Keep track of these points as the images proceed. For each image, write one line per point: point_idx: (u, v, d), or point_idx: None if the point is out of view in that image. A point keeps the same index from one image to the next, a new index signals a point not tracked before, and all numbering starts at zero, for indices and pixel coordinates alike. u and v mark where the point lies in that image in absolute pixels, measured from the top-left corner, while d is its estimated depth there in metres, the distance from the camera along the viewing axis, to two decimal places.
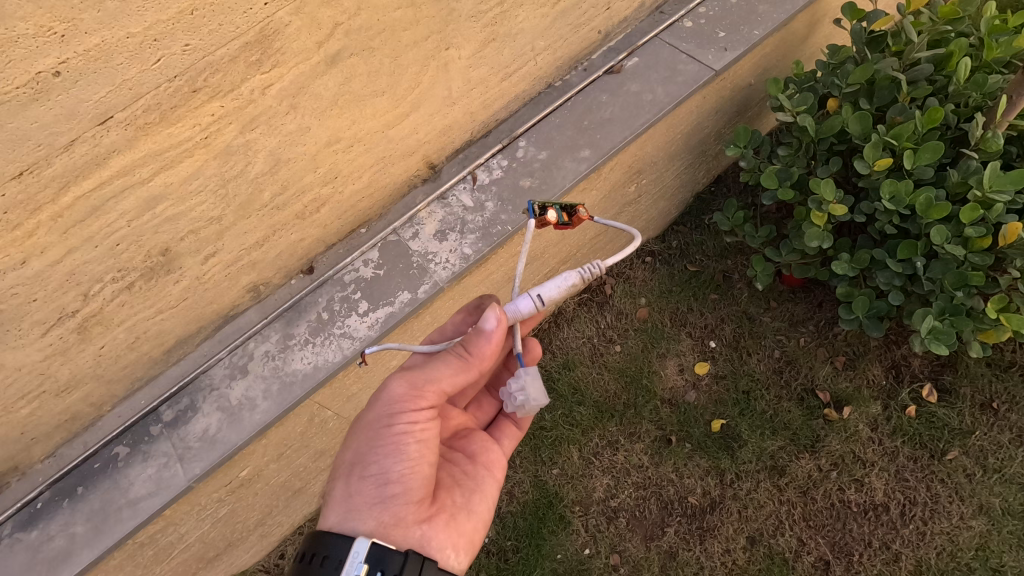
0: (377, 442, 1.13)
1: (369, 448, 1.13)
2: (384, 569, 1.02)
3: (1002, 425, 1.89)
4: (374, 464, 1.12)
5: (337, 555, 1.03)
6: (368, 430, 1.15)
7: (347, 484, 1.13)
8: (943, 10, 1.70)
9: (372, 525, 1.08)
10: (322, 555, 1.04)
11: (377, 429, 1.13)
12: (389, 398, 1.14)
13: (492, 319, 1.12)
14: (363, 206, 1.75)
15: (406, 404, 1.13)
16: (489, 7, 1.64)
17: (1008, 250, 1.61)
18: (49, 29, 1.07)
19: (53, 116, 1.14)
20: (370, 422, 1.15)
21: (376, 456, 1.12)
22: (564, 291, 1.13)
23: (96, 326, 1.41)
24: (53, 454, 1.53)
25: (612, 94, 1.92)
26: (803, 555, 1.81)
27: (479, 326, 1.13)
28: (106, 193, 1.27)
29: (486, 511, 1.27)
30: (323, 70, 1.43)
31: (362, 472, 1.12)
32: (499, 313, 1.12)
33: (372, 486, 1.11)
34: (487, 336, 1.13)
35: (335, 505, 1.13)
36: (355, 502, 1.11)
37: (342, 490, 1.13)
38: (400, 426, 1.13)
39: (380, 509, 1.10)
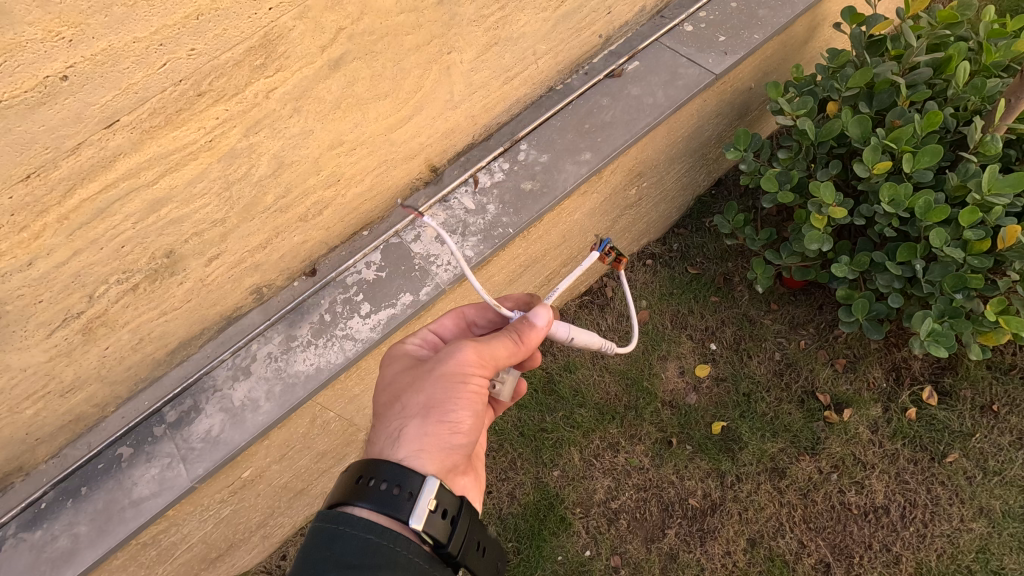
0: (452, 393, 1.12)
1: (445, 397, 1.11)
2: (445, 509, 1.02)
3: (1003, 428, 1.89)
4: (451, 413, 1.11)
5: (403, 486, 1.00)
6: (443, 380, 1.12)
7: (419, 426, 1.10)
8: (942, 14, 1.71)
9: (439, 467, 1.09)
10: (393, 483, 1.00)
11: (454, 383, 1.12)
12: (464, 356, 1.13)
13: (543, 316, 1.17)
14: (365, 208, 1.76)
15: (482, 366, 1.14)
16: (491, 12, 1.66)
17: (1007, 253, 1.61)
18: (57, 34, 1.08)
19: (60, 119, 1.15)
20: (444, 373, 1.13)
21: (452, 407, 1.11)
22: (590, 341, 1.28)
23: (101, 327, 1.42)
24: (57, 454, 1.54)
25: (613, 98, 1.94)
26: (803, 557, 1.81)
27: (530, 317, 1.18)
28: (111, 196, 1.28)
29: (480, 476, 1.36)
30: (326, 74, 1.44)
31: (439, 417, 1.11)
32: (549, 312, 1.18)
33: (444, 432, 1.11)
34: (538, 329, 1.17)
35: (401, 444, 1.09)
36: (425, 444, 1.09)
37: (411, 430, 1.11)
38: (473, 384, 1.14)
39: (445, 454, 1.11)
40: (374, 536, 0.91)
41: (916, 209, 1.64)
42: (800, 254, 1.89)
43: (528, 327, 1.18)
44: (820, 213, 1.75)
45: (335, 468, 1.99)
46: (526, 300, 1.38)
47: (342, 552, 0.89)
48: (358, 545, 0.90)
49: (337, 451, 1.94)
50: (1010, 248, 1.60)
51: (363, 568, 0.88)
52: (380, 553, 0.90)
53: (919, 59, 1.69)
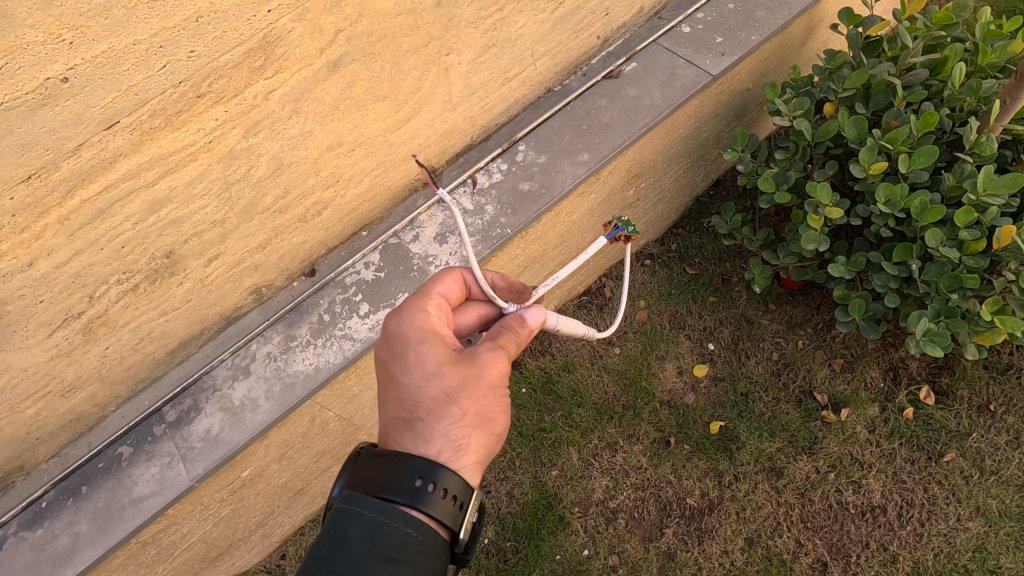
0: (502, 401, 1.10)
1: (499, 407, 1.09)
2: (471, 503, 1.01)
3: (1000, 427, 1.90)
4: (498, 421, 1.09)
5: (443, 483, 0.97)
6: (496, 389, 1.08)
7: (479, 437, 1.05)
8: (938, 15, 1.71)
9: (485, 475, 1.08)
10: (433, 480, 0.96)
11: (501, 391, 1.10)
12: (512, 366, 1.11)
13: (535, 315, 1.18)
14: (364, 209, 1.77)
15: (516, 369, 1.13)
16: (489, 13, 1.67)
17: (1002, 253, 1.62)
18: (58, 36, 1.09)
19: (61, 120, 1.16)
20: (498, 381, 1.09)
21: (502, 416, 1.09)
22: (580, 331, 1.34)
23: (101, 327, 1.43)
24: (58, 454, 1.55)
25: (611, 98, 1.95)
26: (800, 556, 1.81)
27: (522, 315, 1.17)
28: (112, 197, 1.30)
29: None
30: (325, 75, 1.45)
31: (490, 427, 1.08)
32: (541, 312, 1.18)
33: (494, 441, 1.09)
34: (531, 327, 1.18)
35: (465, 458, 1.03)
36: (481, 456, 1.06)
37: (473, 441, 1.04)
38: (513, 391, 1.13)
39: (489, 461, 1.10)
40: (413, 531, 0.90)
41: (911, 210, 1.64)
42: (798, 254, 1.90)
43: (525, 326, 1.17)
44: (817, 214, 1.76)
45: (335, 467, 2.00)
46: (519, 288, 1.35)
47: (383, 545, 0.87)
48: (398, 539, 0.89)
49: (337, 450, 1.95)
50: (1005, 248, 1.60)
51: (403, 563, 0.87)
52: (418, 550, 0.90)
53: (915, 60, 1.69)
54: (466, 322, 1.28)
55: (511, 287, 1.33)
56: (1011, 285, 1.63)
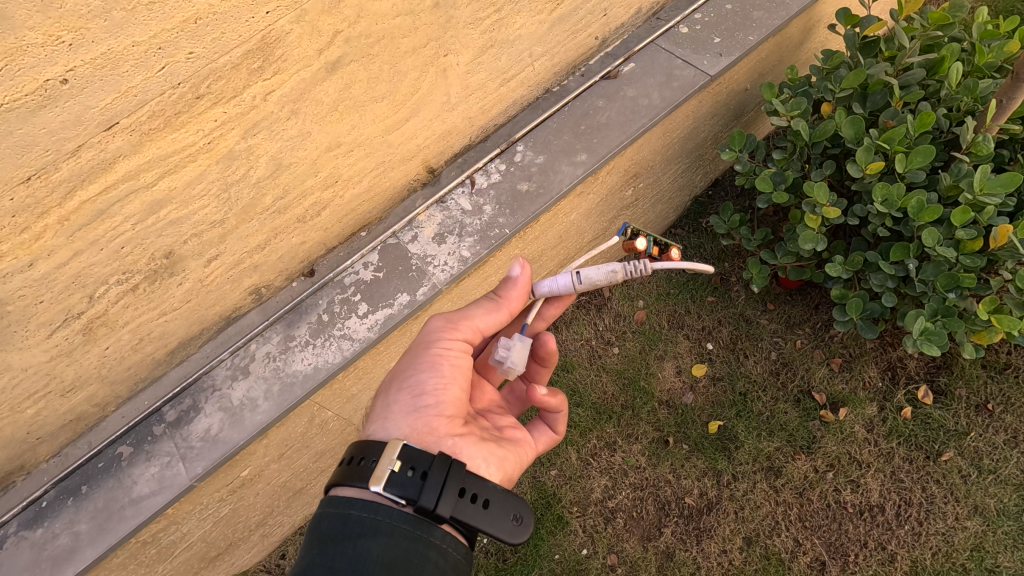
0: (418, 359, 1.21)
1: (410, 365, 1.21)
2: (416, 467, 1.01)
3: (998, 426, 1.90)
4: (412, 377, 1.18)
5: (370, 456, 1.03)
6: (412, 352, 1.23)
7: (388, 396, 1.19)
8: (935, 15, 1.72)
9: (407, 430, 1.12)
10: (359, 455, 1.04)
11: (420, 353, 1.22)
12: (431, 327, 1.25)
13: (518, 269, 1.23)
14: (363, 209, 1.78)
15: (443, 333, 1.22)
16: (488, 14, 1.67)
17: (999, 252, 1.63)
18: (58, 38, 1.10)
19: (60, 122, 1.17)
20: (414, 346, 1.24)
21: (415, 370, 1.19)
22: (603, 275, 1.19)
23: (102, 327, 1.44)
24: (58, 454, 1.56)
25: (608, 99, 1.95)
26: (799, 555, 1.82)
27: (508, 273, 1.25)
28: (112, 197, 1.30)
29: (518, 456, 1.24)
30: (324, 76, 1.46)
31: (402, 384, 1.19)
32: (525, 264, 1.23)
33: (409, 396, 1.17)
34: (517, 281, 1.23)
35: (375, 415, 1.18)
36: (392, 410, 1.16)
37: (381, 403, 1.20)
38: (439, 348, 1.21)
39: (413, 417, 1.14)
40: (354, 509, 0.96)
41: (908, 210, 1.65)
42: (795, 254, 1.91)
43: (506, 286, 1.25)
44: (814, 214, 1.77)
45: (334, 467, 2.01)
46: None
47: (326, 529, 0.95)
48: (340, 521, 0.95)
49: (336, 450, 1.96)
50: (1002, 247, 1.61)
51: (345, 540, 0.92)
52: (360, 524, 0.94)
53: (912, 60, 1.70)
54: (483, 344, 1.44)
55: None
56: (1008, 284, 1.63)
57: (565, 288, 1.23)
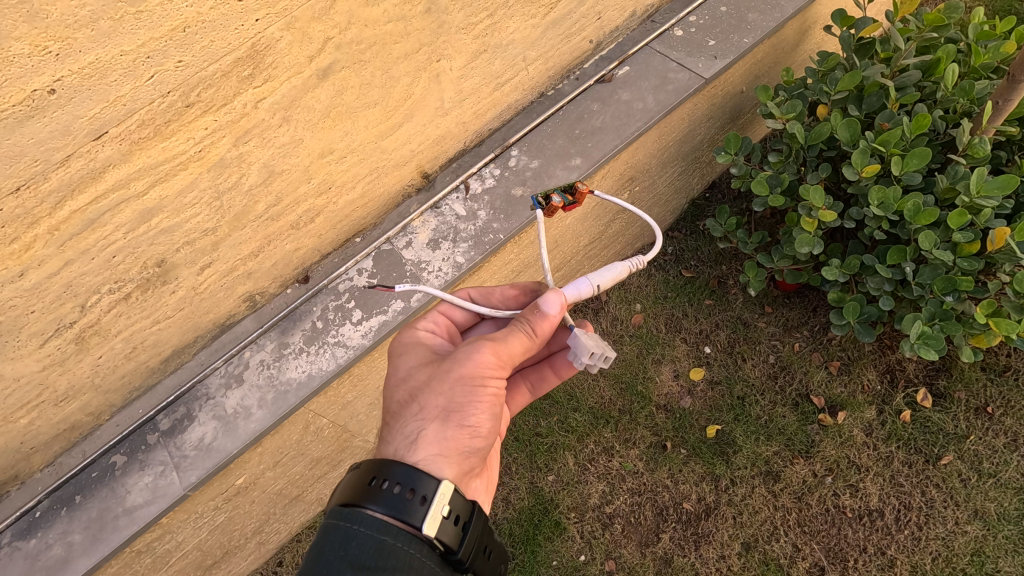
0: (472, 395, 1.15)
1: (465, 401, 1.14)
2: (457, 515, 1.03)
3: (997, 430, 1.89)
4: (471, 417, 1.15)
5: (415, 490, 1.00)
6: (463, 383, 1.15)
7: (441, 429, 1.13)
8: (928, 17, 1.70)
9: (457, 472, 1.12)
10: (405, 487, 1.00)
11: (473, 387, 1.15)
12: (482, 360, 1.14)
13: (554, 302, 1.18)
14: (358, 215, 1.77)
15: (498, 370, 1.17)
16: (480, 19, 1.66)
17: (996, 254, 1.62)
18: (44, 48, 1.09)
19: (49, 132, 1.16)
20: (463, 375, 1.15)
21: (472, 410, 1.14)
22: (615, 278, 1.23)
23: (94, 336, 1.43)
24: (53, 463, 1.55)
25: (603, 103, 1.94)
26: (797, 560, 1.80)
27: (539, 304, 1.19)
28: (103, 207, 1.30)
29: (496, 460, 1.42)
30: (315, 83, 1.45)
31: (460, 422, 1.14)
32: (559, 297, 1.20)
33: (464, 436, 1.14)
34: (547, 317, 1.18)
35: (423, 446, 1.11)
36: (448, 449, 1.12)
37: (432, 432, 1.13)
38: (491, 387, 1.17)
39: (463, 457, 1.14)
40: (393, 539, 0.94)
41: (905, 213, 1.64)
42: (792, 257, 1.90)
43: (540, 317, 1.19)
44: (810, 216, 1.76)
45: (329, 473, 2.00)
46: (533, 289, 1.40)
47: (361, 554, 0.90)
48: (377, 547, 0.92)
49: (332, 456, 1.95)
50: (999, 250, 1.61)
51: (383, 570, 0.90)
52: (399, 557, 0.92)
53: (908, 62, 1.70)
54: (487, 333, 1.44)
55: (522, 289, 1.38)
56: (1006, 287, 1.62)
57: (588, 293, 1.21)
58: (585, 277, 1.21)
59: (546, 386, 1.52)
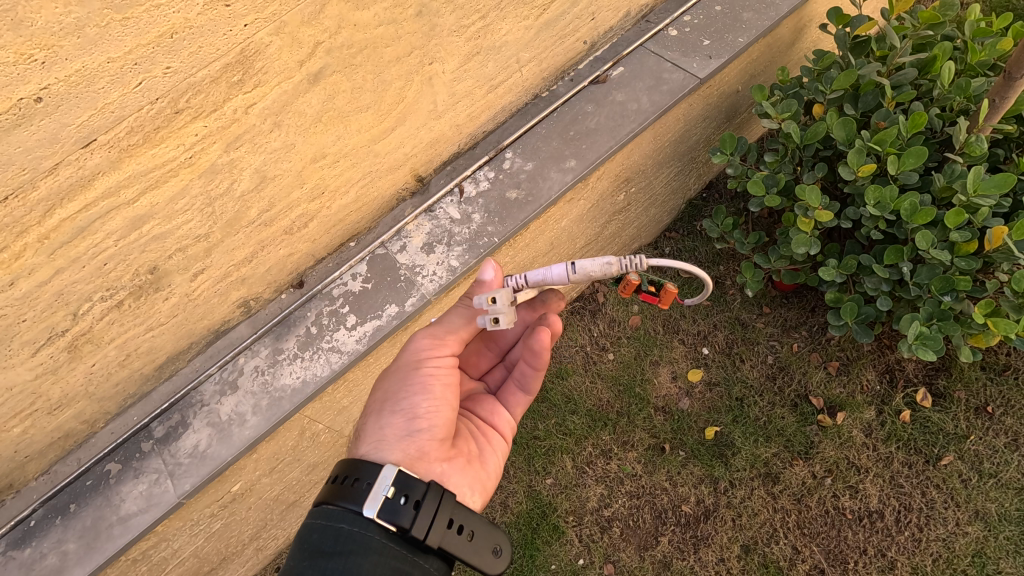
0: (408, 379, 1.18)
1: (400, 386, 1.18)
2: (409, 494, 0.99)
3: (998, 429, 1.88)
4: (405, 400, 1.16)
5: (363, 478, 1.01)
6: (401, 371, 1.20)
7: (378, 418, 1.16)
8: (924, 14, 1.69)
9: (400, 456, 1.10)
10: (353, 477, 1.01)
11: (409, 371, 1.19)
12: (416, 344, 1.21)
13: (489, 269, 1.20)
14: (352, 220, 1.76)
15: (433, 352, 1.20)
16: (472, 21, 1.66)
17: (994, 254, 1.61)
18: (30, 56, 1.09)
19: (36, 140, 1.15)
20: (401, 365, 1.21)
21: (406, 393, 1.16)
22: (598, 266, 1.21)
23: (87, 344, 1.43)
24: (47, 471, 1.55)
25: (598, 104, 1.93)
26: (797, 563, 1.79)
27: (478, 276, 1.21)
28: (93, 214, 1.29)
29: (497, 464, 1.31)
30: (306, 88, 1.44)
31: (394, 406, 1.16)
32: (494, 265, 1.21)
33: (401, 420, 1.14)
34: (488, 284, 1.20)
35: (365, 437, 1.15)
36: (384, 434, 1.13)
37: (373, 424, 1.16)
38: (429, 368, 1.19)
39: (406, 442, 1.12)
40: (346, 524, 0.95)
41: (901, 212, 1.63)
42: (789, 257, 1.89)
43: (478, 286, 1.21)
44: (806, 216, 1.75)
45: None
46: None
47: (316, 543, 0.93)
48: (331, 534, 0.95)
49: (329, 462, 1.94)
50: (997, 249, 1.60)
51: (336, 555, 0.92)
52: (352, 540, 0.94)
53: (904, 60, 1.68)
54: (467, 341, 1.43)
55: None
56: (1005, 287, 1.61)
57: (559, 275, 1.21)
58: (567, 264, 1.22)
59: (532, 382, 1.40)
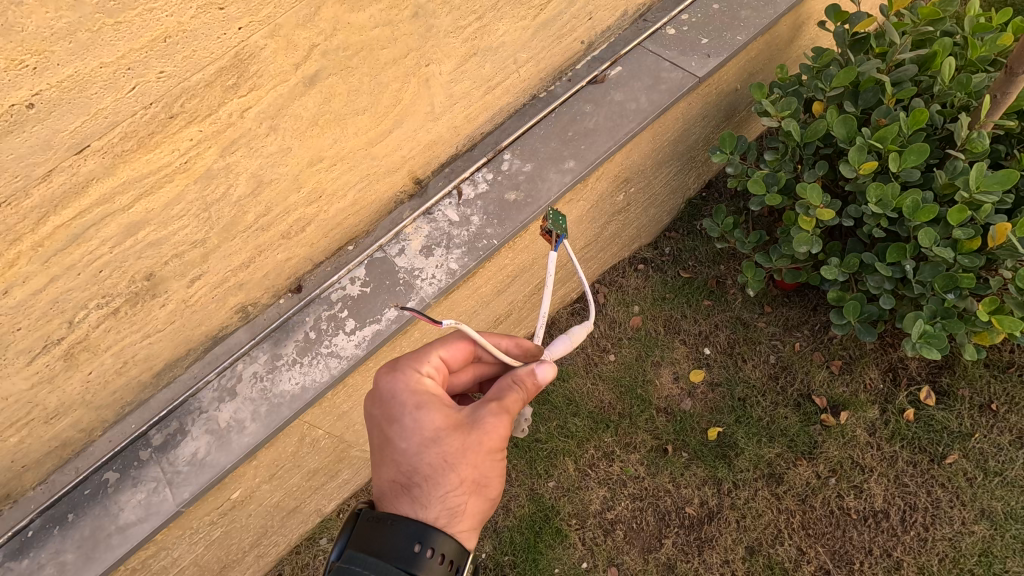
0: (496, 465, 1.12)
1: (489, 472, 1.11)
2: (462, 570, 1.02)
3: (1003, 427, 1.87)
4: (490, 486, 1.12)
5: (430, 548, 0.98)
6: (492, 455, 1.11)
7: (471, 502, 1.09)
8: (923, 10, 1.68)
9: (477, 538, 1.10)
10: (422, 545, 0.98)
11: (496, 459, 1.12)
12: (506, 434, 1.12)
13: (550, 371, 1.19)
14: (350, 223, 1.75)
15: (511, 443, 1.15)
16: (469, 22, 1.64)
17: (998, 250, 1.60)
18: (21, 62, 1.07)
19: (28, 147, 1.14)
20: (491, 449, 1.11)
21: (493, 480, 1.12)
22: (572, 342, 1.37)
23: (83, 353, 1.41)
24: (45, 481, 1.53)
25: (596, 104, 1.92)
26: (802, 564, 1.78)
27: (538, 371, 1.18)
28: (87, 221, 1.28)
29: None
30: (302, 91, 1.43)
31: (483, 491, 1.11)
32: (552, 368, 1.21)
33: (484, 503, 1.12)
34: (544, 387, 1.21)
35: (462, 518, 1.07)
36: (476, 519, 1.10)
37: (470, 507, 1.08)
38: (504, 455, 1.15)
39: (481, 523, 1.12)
40: None
41: (904, 209, 1.62)
42: (790, 256, 1.88)
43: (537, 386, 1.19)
44: (807, 215, 1.74)
45: (327, 485, 1.98)
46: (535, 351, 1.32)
47: None
48: None
49: (329, 468, 1.93)
50: (1001, 246, 1.58)
51: None
52: None
53: (903, 56, 1.68)
54: (462, 380, 1.30)
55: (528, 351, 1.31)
56: (1008, 284, 1.61)
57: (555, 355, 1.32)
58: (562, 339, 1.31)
59: None
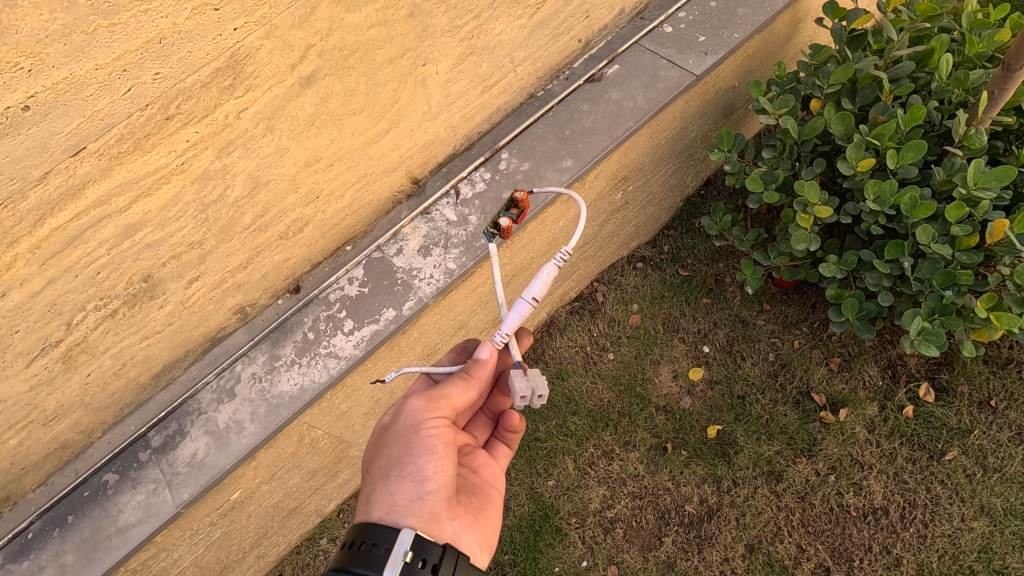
0: (410, 443, 1.17)
1: (403, 451, 1.16)
2: (426, 558, 1.01)
3: (1002, 423, 1.87)
4: (410, 464, 1.14)
5: (379, 543, 1.01)
6: (404, 435, 1.18)
7: (386, 485, 1.14)
8: (920, 7, 1.68)
9: (413, 518, 1.08)
10: (370, 542, 1.02)
11: (409, 436, 1.18)
12: (411, 410, 1.20)
13: (486, 349, 1.23)
14: (348, 223, 1.74)
15: (428, 416, 1.19)
16: (465, 21, 1.64)
17: (996, 247, 1.60)
18: (15, 64, 1.07)
19: (24, 149, 1.14)
20: (399, 430, 1.20)
21: (410, 458, 1.15)
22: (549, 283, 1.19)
23: (81, 354, 1.41)
24: (45, 483, 1.53)
25: (593, 102, 1.92)
26: (802, 561, 1.78)
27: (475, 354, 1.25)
28: (84, 223, 1.27)
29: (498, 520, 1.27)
30: (299, 91, 1.43)
31: (400, 472, 1.14)
32: (490, 344, 1.24)
33: (410, 484, 1.13)
34: (485, 362, 1.24)
35: (376, 504, 1.13)
36: (395, 500, 1.11)
37: (386, 491, 1.13)
38: (428, 431, 1.18)
39: (417, 506, 1.10)
40: None
41: (902, 207, 1.62)
42: (789, 253, 1.88)
43: (476, 363, 1.25)
44: (805, 213, 1.74)
45: (327, 485, 1.98)
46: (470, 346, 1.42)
47: None
48: None
49: (329, 468, 1.93)
50: (999, 243, 1.58)
51: None
52: None
53: (901, 54, 1.68)
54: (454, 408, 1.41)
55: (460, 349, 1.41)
56: (1007, 280, 1.61)
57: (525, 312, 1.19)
58: (520, 298, 1.19)
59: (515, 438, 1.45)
